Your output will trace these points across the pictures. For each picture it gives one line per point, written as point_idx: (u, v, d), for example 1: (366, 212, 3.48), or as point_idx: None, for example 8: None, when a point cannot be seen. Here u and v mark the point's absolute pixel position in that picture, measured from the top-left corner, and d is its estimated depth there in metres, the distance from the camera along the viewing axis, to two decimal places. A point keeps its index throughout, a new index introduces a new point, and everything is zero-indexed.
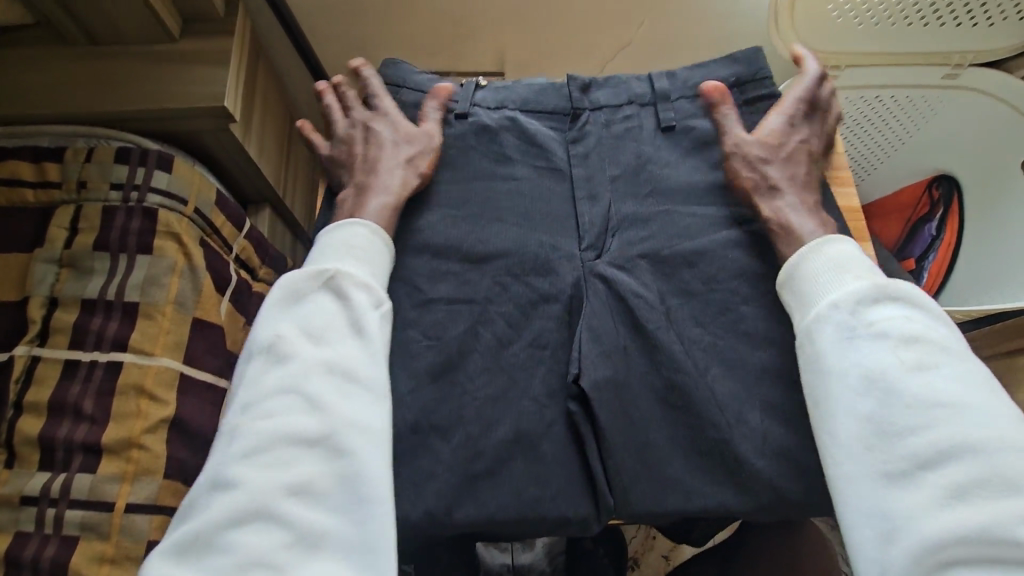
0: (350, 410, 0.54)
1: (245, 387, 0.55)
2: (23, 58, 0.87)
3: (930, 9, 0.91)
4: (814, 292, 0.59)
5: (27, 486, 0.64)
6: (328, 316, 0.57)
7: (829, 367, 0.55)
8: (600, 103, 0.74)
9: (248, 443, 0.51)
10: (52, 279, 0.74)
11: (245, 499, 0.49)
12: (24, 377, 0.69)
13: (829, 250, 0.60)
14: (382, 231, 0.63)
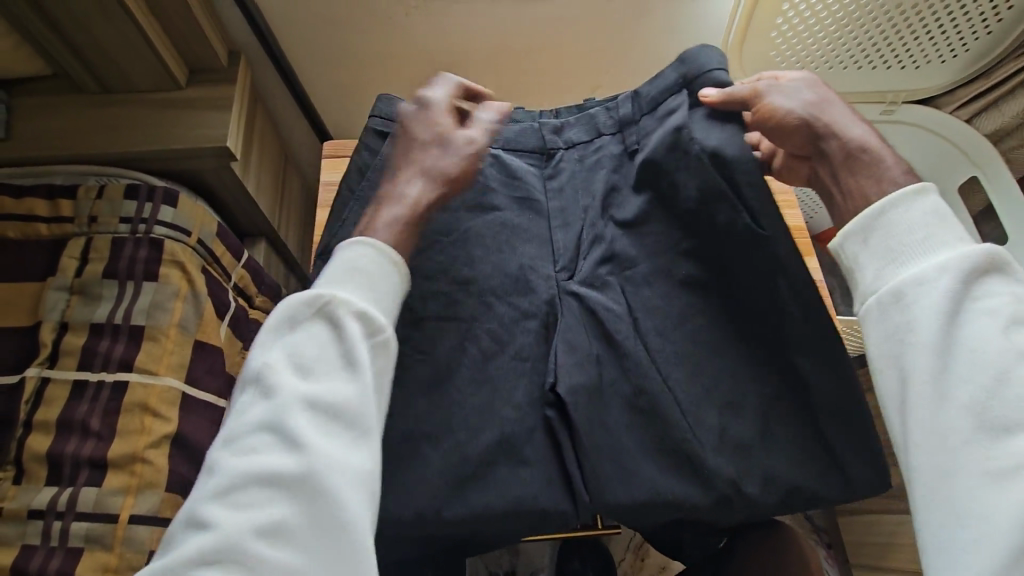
0: (332, 452, 0.46)
1: (230, 420, 0.48)
2: (40, 105, 0.94)
3: (863, 54, 1.02)
4: (901, 249, 0.49)
5: (34, 501, 0.67)
6: (322, 342, 0.49)
7: (927, 347, 0.46)
8: (573, 141, 0.81)
9: (221, 484, 0.44)
10: (62, 306, 0.79)
11: (214, 546, 0.42)
12: (34, 398, 0.73)
13: (922, 205, 0.50)
14: (388, 248, 0.54)
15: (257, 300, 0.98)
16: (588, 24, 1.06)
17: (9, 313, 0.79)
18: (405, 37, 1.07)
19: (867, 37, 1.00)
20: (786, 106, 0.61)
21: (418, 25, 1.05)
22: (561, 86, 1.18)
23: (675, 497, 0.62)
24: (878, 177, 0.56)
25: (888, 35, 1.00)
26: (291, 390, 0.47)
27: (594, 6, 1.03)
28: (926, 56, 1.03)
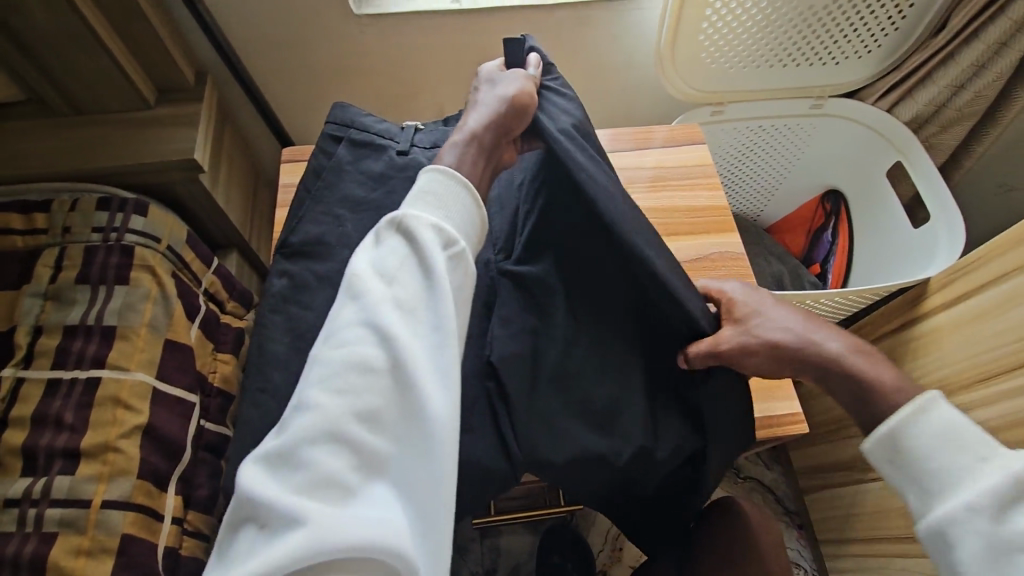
0: (416, 345, 0.52)
1: (329, 322, 0.55)
2: (14, 129, 1.00)
3: (785, 53, 1.11)
4: (930, 486, 0.55)
5: (10, 490, 0.71)
6: (404, 255, 0.56)
7: None
8: None
9: (323, 371, 0.51)
10: (37, 311, 0.83)
11: (319, 422, 0.48)
12: (10, 396, 0.77)
13: (933, 424, 0.56)
14: (458, 175, 0.62)
15: (228, 305, 1.02)
16: (531, 34, 1.14)
17: None
18: (361, 52, 1.14)
19: (787, 36, 1.09)
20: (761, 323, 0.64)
21: (372, 40, 1.12)
22: None
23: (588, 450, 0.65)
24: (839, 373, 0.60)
25: (804, 34, 1.09)
26: (379, 295, 0.54)
27: (536, 17, 1.10)
28: (843, 53, 1.12)
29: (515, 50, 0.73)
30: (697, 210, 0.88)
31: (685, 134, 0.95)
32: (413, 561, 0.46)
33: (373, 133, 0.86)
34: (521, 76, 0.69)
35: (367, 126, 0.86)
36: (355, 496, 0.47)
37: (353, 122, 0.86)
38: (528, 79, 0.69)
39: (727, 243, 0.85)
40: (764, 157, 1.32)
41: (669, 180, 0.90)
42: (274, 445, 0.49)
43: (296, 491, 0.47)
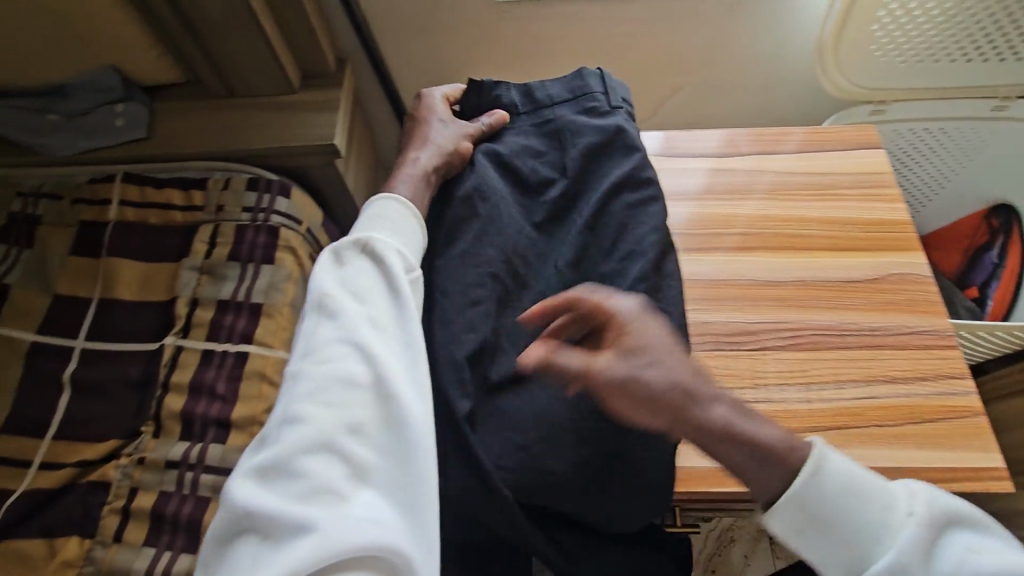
0: (391, 360, 0.56)
1: (303, 342, 0.58)
2: (173, 108, 1.06)
3: (974, 46, 0.99)
4: (850, 546, 0.51)
5: (170, 452, 0.76)
6: (372, 277, 0.61)
7: None
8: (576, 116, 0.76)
9: (309, 386, 0.54)
10: (194, 283, 0.88)
11: (311, 432, 0.52)
12: (171, 363, 0.82)
13: (824, 485, 0.51)
14: (415, 212, 0.69)
15: None
16: (674, 24, 1.07)
17: (148, 287, 0.89)
18: (496, 42, 1.13)
19: (980, 27, 0.97)
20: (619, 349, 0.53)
21: (508, 29, 1.10)
22: (644, 84, 1.19)
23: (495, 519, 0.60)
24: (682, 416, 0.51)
25: (1002, 26, 0.97)
26: (354, 314, 0.58)
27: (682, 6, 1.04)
28: None
29: (474, 94, 0.82)
30: (869, 224, 0.79)
31: (855, 138, 0.87)
32: (408, 556, 0.49)
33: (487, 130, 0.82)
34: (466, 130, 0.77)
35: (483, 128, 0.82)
36: (347, 501, 0.49)
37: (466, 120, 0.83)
38: (469, 136, 0.77)
39: (902, 263, 0.77)
40: (925, 159, 1.19)
41: (834, 189, 0.82)
42: (266, 459, 0.52)
43: (293, 499, 0.49)
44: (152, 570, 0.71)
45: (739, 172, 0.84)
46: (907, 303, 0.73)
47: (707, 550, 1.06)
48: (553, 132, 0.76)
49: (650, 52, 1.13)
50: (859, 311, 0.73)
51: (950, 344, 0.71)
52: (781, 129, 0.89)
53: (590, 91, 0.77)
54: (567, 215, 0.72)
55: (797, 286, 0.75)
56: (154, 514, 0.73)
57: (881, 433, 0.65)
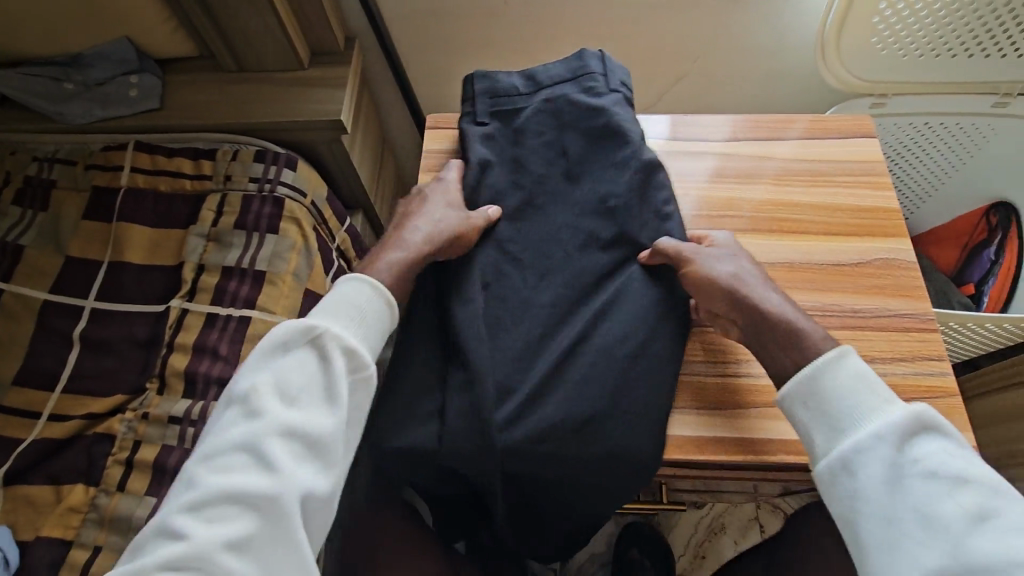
0: (297, 474, 0.58)
1: (217, 435, 0.60)
2: (185, 81, 1.09)
3: (976, 41, 1.00)
4: (840, 420, 0.59)
5: (174, 409, 0.79)
6: (309, 375, 0.62)
7: (876, 509, 0.56)
8: (581, 94, 0.79)
9: (202, 491, 0.56)
10: (200, 249, 0.91)
11: (192, 544, 0.54)
12: (176, 324, 0.85)
13: (841, 369, 0.60)
14: (388, 293, 0.67)
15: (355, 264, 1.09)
16: (679, 12, 1.08)
17: (157, 252, 0.92)
18: (503, 25, 1.14)
19: (983, 22, 0.97)
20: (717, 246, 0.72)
21: (516, 12, 1.11)
22: (648, 70, 1.20)
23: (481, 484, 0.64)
24: (751, 303, 0.66)
25: (1004, 22, 0.97)
26: (271, 419, 0.59)
27: None
28: None
29: (473, 84, 0.81)
30: (860, 211, 0.81)
31: (852, 126, 0.87)
32: None
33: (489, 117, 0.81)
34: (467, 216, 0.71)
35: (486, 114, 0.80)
36: None
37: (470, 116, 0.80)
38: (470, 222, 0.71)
39: (890, 249, 0.78)
40: (925, 155, 1.20)
41: (827, 176, 0.84)
42: (144, 560, 0.55)
43: None
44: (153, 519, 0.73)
45: (734, 158, 0.86)
46: (890, 288, 0.75)
47: (696, 536, 1.02)
48: (560, 112, 0.79)
49: (656, 40, 1.14)
50: (844, 294, 0.75)
51: (930, 328, 0.72)
52: (786, 118, 0.90)
53: (590, 72, 0.80)
54: (567, 200, 0.75)
55: (783, 269, 0.77)
56: (157, 466, 0.76)
57: None
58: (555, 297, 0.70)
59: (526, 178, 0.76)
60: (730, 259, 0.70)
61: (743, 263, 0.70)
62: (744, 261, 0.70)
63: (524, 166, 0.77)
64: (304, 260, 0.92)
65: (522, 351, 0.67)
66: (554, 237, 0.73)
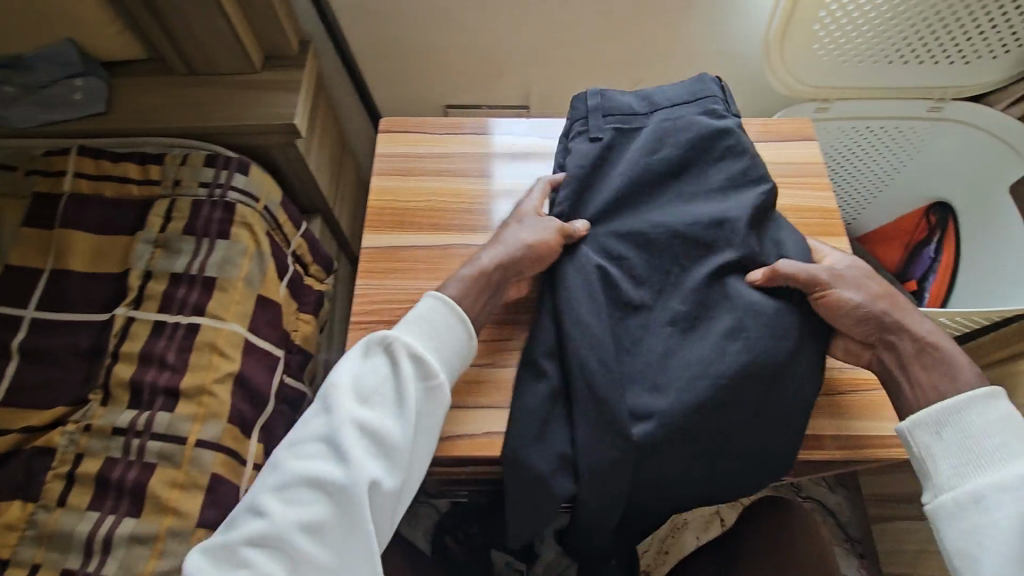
0: (367, 471, 0.61)
1: (298, 428, 0.65)
2: (133, 84, 1.06)
3: (910, 50, 1.04)
4: (980, 453, 0.61)
5: (117, 420, 0.77)
6: (382, 377, 0.65)
7: (1000, 543, 0.57)
8: (701, 116, 0.78)
9: (281, 479, 0.62)
10: (147, 256, 0.89)
11: (269, 528, 0.60)
12: (121, 333, 0.83)
13: (992, 408, 0.61)
14: (457, 308, 0.69)
15: (313, 268, 1.08)
16: (633, 17, 1.10)
17: (102, 259, 0.89)
18: (459, 28, 1.14)
19: (915, 31, 1.02)
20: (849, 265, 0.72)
21: (473, 16, 1.12)
22: (602, 75, 1.22)
23: (594, 500, 0.65)
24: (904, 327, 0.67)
25: (935, 31, 1.02)
26: (345, 415, 0.63)
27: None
28: (976, 51, 1.04)
29: (581, 104, 0.82)
30: (800, 211, 0.84)
31: (794, 129, 0.91)
32: None
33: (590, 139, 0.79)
34: (551, 226, 0.73)
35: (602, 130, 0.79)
36: None
37: (574, 133, 0.81)
38: (551, 230, 0.73)
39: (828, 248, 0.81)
40: (867, 158, 1.25)
41: (772, 177, 0.87)
42: (229, 539, 0.61)
43: None
44: (94, 534, 0.71)
45: None
46: None
47: (662, 534, 1.04)
48: (685, 131, 0.77)
49: (611, 45, 1.16)
50: None
51: None
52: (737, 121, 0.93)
53: (711, 94, 0.80)
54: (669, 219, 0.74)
55: None
56: (99, 480, 0.74)
57: None
58: (687, 318, 0.69)
59: (643, 199, 0.76)
60: (864, 283, 0.69)
61: (874, 285, 0.70)
62: (871, 283, 0.70)
63: (648, 180, 0.76)
64: (255, 265, 0.91)
65: (660, 374, 0.67)
66: (672, 257, 0.72)
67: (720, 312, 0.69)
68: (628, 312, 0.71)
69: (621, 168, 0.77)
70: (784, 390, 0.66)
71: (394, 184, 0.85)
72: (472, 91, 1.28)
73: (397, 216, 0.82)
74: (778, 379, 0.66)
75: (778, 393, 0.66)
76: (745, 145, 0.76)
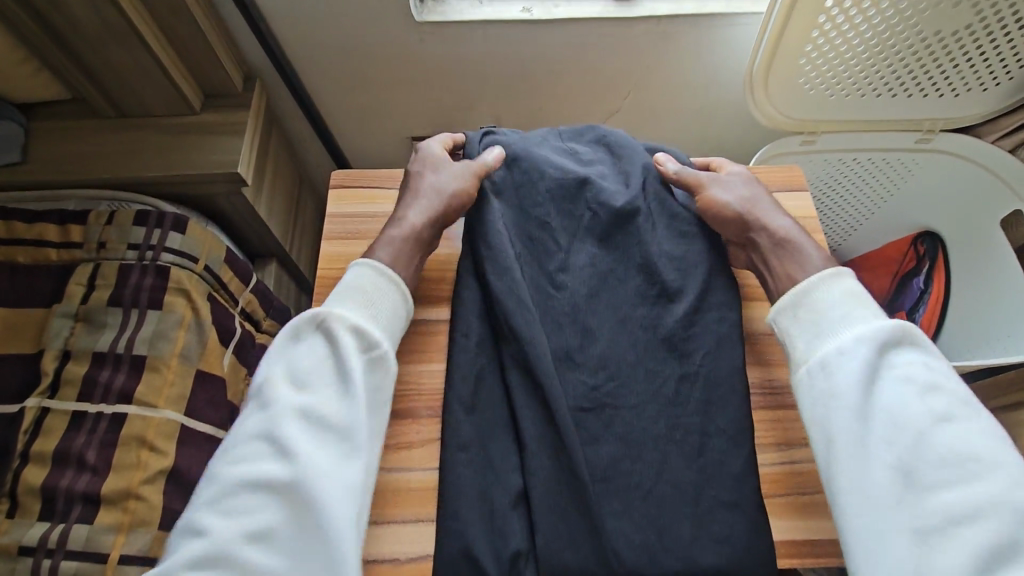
0: (316, 457, 0.56)
1: (235, 433, 0.60)
2: (54, 129, 0.95)
3: (897, 82, 0.98)
4: (825, 327, 0.62)
5: (25, 537, 0.66)
6: (320, 360, 0.61)
7: (846, 406, 0.57)
8: (577, 143, 0.84)
9: (219, 489, 0.56)
10: (67, 333, 0.78)
11: (209, 543, 0.53)
12: (32, 429, 0.72)
13: (834, 284, 0.63)
14: (393, 279, 0.67)
15: (265, 324, 0.98)
16: (608, 48, 1.03)
17: (14, 337, 0.78)
18: (421, 62, 1.06)
19: (904, 64, 0.95)
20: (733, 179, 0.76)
21: (435, 48, 1.03)
22: (577, 107, 1.15)
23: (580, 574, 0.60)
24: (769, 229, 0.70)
25: (924, 64, 0.95)
26: (285, 404, 0.58)
27: (614, 30, 0.99)
28: (965, 83, 0.98)
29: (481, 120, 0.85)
30: None
31: (781, 177, 0.85)
32: None
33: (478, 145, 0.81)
34: (461, 169, 0.74)
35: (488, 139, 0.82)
36: None
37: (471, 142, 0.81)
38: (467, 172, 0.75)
39: None
40: (854, 188, 1.20)
41: None
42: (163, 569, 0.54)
43: None
44: None
45: None
46: None
47: None
48: (569, 151, 0.82)
49: (584, 76, 1.09)
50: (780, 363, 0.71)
51: None
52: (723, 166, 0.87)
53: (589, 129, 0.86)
54: (575, 223, 0.75)
55: None
56: None
57: (796, 502, 0.65)
58: (612, 308, 0.71)
59: (553, 198, 0.76)
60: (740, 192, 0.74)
61: (747, 190, 0.74)
62: (747, 188, 0.74)
63: (540, 154, 0.79)
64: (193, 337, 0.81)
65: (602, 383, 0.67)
66: (585, 265, 0.73)
67: (634, 312, 0.71)
68: (546, 312, 0.70)
69: (524, 161, 0.78)
70: (722, 367, 0.68)
71: (348, 246, 0.75)
72: (439, 126, 1.20)
73: None
74: (712, 384, 0.67)
75: (708, 362, 0.68)
76: (628, 153, 0.81)
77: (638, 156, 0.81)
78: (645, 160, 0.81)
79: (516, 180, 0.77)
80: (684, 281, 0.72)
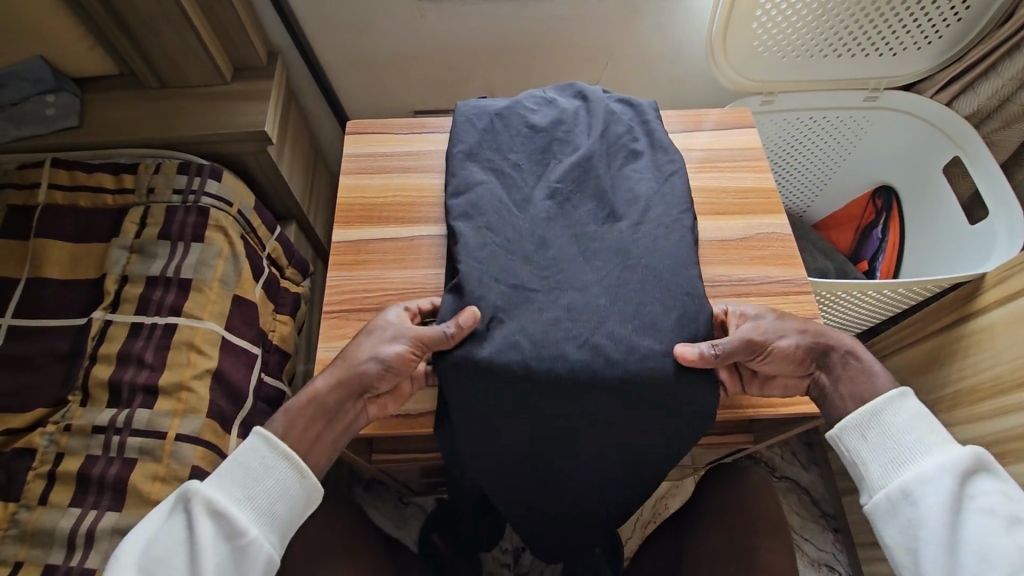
0: None
1: None
2: (104, 99, 1.09)
3: (841, 44, 1.11)
4: (901, 454, 0.63)
5: (97, 419, 0.81)
6: (176, 541, 0.58)
7: (932, 537, 0.59)
8: (562, 101, 0.87)
9: None
10: (124, 261, 0.91)
11: None
12: (99, 336, 0.86)
13: (904, 407, 0.64)
14: (283, 450, 0.62)
15: (288, 271, 1.09)
16: (587, 20, 1.16)
17: (78, 266, 0.92)
18: (422, 38, 1.19)
19: (846, 26, 1.09)
20: (785, 329, 0.69)
21: (433, 25, 1.17)
22: (566, 78, 1.28)
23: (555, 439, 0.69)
24: (818, 346, 0.69)
25: (863, 24, 1.09)
26: None
27: (592, 5, 1.13)
28: (902, 44, 1.11)
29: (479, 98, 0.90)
30: (743, 191, 0.90)
31: (736, 118, 0.97)
32: None
33: (469, 108, 0.85)
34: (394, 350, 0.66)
35: (479, 104, 0.86)
36: None
37: (466, 105, 0.86)
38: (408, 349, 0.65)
39: (773, 224, 0.87)
40: (816, 148, 1.31)
41: (716, 162, 0.93)
42: None
43: None
44: (76, 529, 0.75)
45: None
46: (775, 257, 0.84)
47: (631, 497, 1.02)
48: (557, 107, 0.85)
49: (567, 46, 1.22)
50: (731, 265, 0.84)
51: (804, 290, 0.82)
52: (699, 111, 0.99)
53: (576, 87, 0.89)
54: (549, 173, 0.78)
55: None
56: (81, 476, 0.78)
57: None
58: (577, 240, 0.72)
59: (530, 156, 0.80)
60: (791, 325, 0.70)
61: (789, 322, 0.70)
62: (786, 320, 0.70)
63: (522, 115, 0.84)
64: (230, 268, 0.93)
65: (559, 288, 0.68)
66: (557, 203, 0.75)
67: (600, 238, 0.72)
68: (512, 244, 0.71)
69: (505, 126, 0.82)
70: (669, 269, 0.69)
71: (363, 180, 0.89)
72: (438, 96, 1.33)
73: (364, 210, 0.86)
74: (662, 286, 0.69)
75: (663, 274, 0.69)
76: (605, 106, 0.85)
77: (609, 114, 0.84)
78: (615, 117, 0.84)
79: (495, 136, 0.81)
80: (647, 212, 0.74)
